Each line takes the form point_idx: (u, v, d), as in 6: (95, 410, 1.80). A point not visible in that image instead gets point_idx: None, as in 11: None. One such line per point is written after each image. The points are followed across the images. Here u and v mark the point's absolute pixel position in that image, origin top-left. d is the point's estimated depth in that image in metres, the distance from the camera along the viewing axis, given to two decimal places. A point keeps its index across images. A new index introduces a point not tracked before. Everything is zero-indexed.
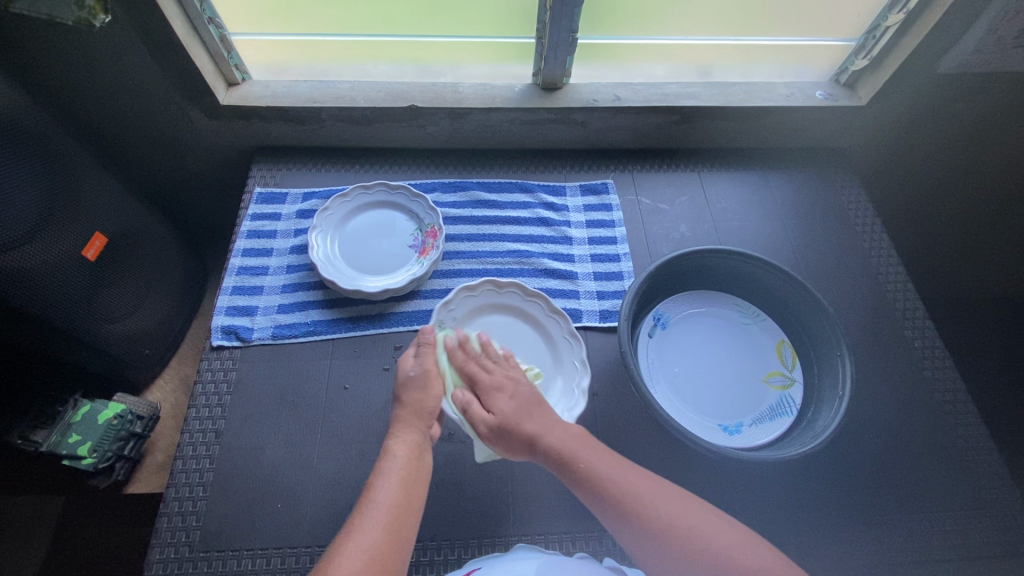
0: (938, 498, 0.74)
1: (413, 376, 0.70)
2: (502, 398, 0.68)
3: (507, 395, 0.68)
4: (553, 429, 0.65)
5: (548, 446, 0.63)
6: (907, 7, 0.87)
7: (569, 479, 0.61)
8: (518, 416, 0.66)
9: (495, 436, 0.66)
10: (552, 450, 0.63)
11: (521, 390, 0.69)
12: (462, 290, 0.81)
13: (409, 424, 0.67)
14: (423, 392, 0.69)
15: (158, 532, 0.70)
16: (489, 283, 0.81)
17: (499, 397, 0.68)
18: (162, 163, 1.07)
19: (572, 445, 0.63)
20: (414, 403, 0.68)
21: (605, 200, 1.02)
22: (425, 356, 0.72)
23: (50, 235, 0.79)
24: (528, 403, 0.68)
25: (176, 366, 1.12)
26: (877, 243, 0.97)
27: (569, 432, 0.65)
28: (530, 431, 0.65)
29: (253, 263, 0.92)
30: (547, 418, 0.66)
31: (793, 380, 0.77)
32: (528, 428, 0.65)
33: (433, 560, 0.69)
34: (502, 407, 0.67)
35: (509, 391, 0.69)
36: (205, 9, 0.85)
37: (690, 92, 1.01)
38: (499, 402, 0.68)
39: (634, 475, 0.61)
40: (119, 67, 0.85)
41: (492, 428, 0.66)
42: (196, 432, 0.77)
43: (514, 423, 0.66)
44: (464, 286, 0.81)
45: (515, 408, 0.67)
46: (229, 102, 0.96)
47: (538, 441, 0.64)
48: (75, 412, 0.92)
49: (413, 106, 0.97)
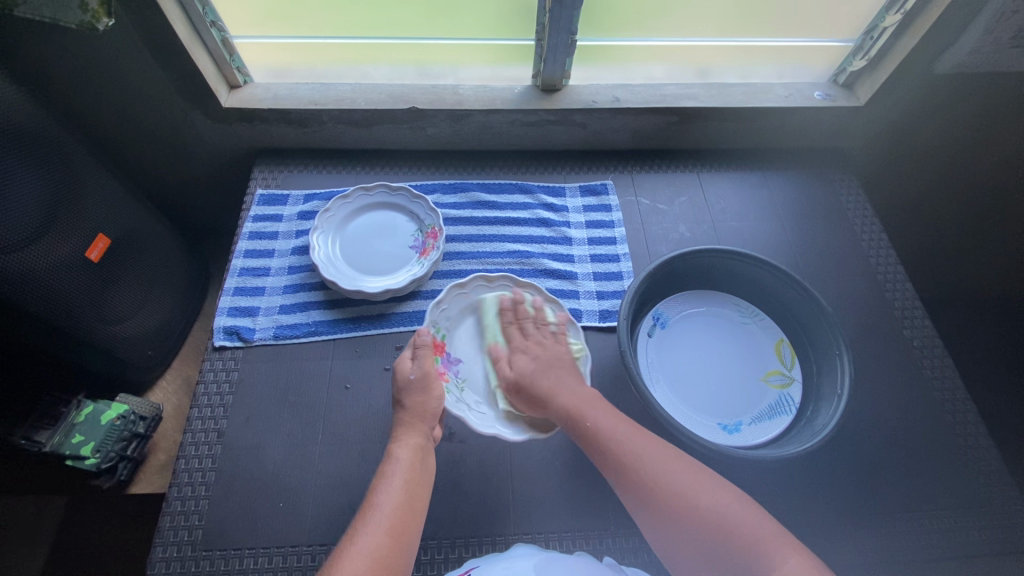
0: (938, 496, 0.75)
1: (413, 380, 0.70)
2: (525, 358, 0.74)
3: (530, 356, 0.75)
4: (567, 389, 0.69)
5: (559, 405, 0.68)
6: (904, 8, 0.87)
7: (579, 437, 0.65)
8: (533, 375, 0.72)
9: (513, 391, 0.73)
10: (563, 409, 0.67)
11: (547, 354, 0.74)
12: (453, 289, 0.80)
13: (412, 427, 0.67)
14: (424, 395, 0.69)
15: (161, 531, 0.70)
16: (478, 278, 0.82)
17: (523, 357, 0.75)
18: (164, 166, 1.07)
19: (584, 407, 0.67)
20: (417, 406, 0.69)
21: (605, 201, 1.03)
22: (423, 358, 0.72)
23: (53, 237, 0.79)
24: (550, 364, 0.73)
25: (178, 366, 1.13)
26: (877, 243, 0.98)
27: (584, 394, 0.69)
28: (544, 389, 0.70)
29: (255, 264, 0.92)
30: (564, 379, 0.71)
31: (791, 379, 0.77)
32: (541, 387, 0.70)
33: (434, 559, 0.69)
34: (521, 365, 0.74)
35: (533, 353, 0.75)
36: (207, 13, 0.86)
37: (688, 93, 1.01)
38: (522, 361, 0.74)
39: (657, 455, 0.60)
40: (123, 69, 0.86)
41: (513, 383, 0.73)
42: (199, 432, 0.77)
43: (530, 380, 0.71)
44: (455, 283, 0.81)
45: (534, 368, 0.73)
46: (231, 104, 0.96)
47: (550, 399, 0.69)
48: (78, 413, 0.93)
49: (413, 109, 0.98)
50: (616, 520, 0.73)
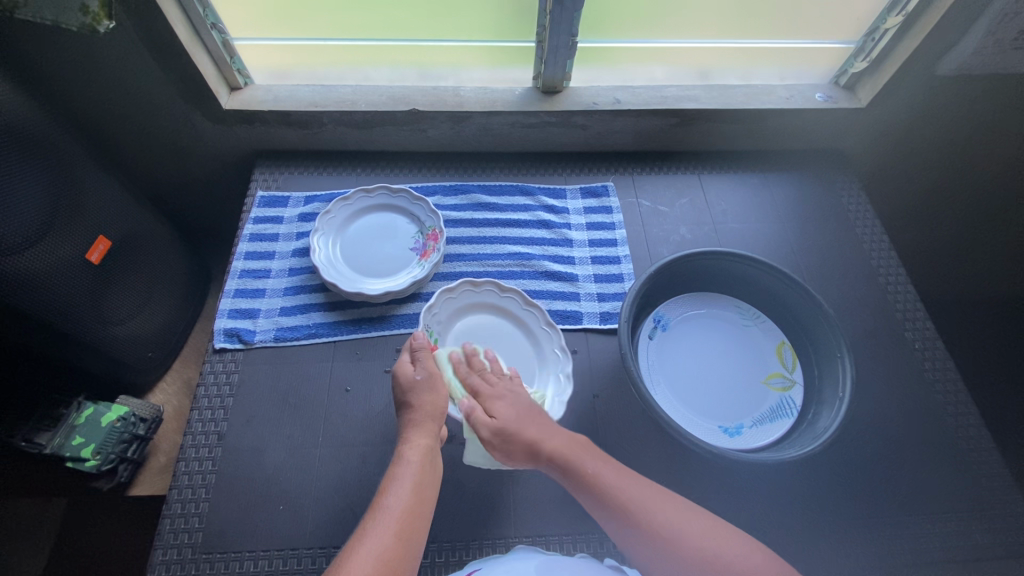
0: (939, 500, 0.74)
1: (419, 380, 0.70)
2: (502, 405, 0.68)
3: (507, 402, 0.69)
4: (553, 435, 0.66)
5: (550, 450, 0.65)
6: (906, 9, 0.87)
7: (575, 485, 0.63)
8: (519, 421, 0.67)
9: (495, 440, 0.66)
10: (554, 454, 0.64)
11: (521, 400, 0.70)
12: (443, 292, 0.81)
13: (423, 427, 0.67)
14: (432, 394, 0.69)
15: (160, 534, 0.70)
16: (466, 282, 0.82)
17: (500, 405, 0.69)
18: (164, 167, 1.07)
19: (574, 452, 0.65)
20: (426, 405, 0.68)
21: (606, 202, 1.02)
22: (425, 360, 0.72)
23: (54, 239, 0.79)
24: (527, 411, 0.68)
25: (179, 368, 1.13)
26: (879, 245, 0.97)
27: (569, 438, 0.66)
28: (532, 436, 0.65)
29: (255, 266, 0.92)
30: (545, 424, 0.68)
31: (793, 382, 0.77)
32: (531, 432, 0.66)
33: (434, 562, 0.69)
34: (504, 412, 0.68)
35: (508, 399, 0.69)
36: (207, 15, 0.86)
37: (690, 95, 1.01)
38: (501, 408, 0.68)
39: (657, 499, 0.60)
40: (125, 71, 0.86)
41: (494, 433, 0.66)
42: (199, 434, 0.77)
43: (517, 428, 0.66)
44: (444, 288, 0.81)
45: (515, 415, 0.67)
46: (231, 106, 0.96)
47: (540, 445, 0.65)
48: (78, 414, 0.93)
49: (414, 110, 0.98)
50: None
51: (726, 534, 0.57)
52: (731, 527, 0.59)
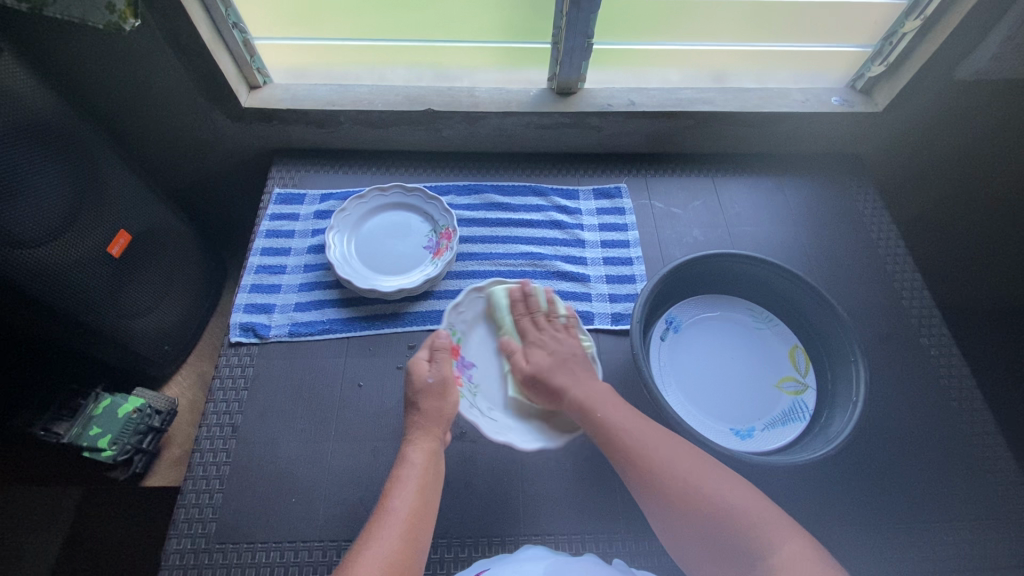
0: (952, 509, 0.74)
1: (431, 384, 0.69)
2: (541, 353, 0.74)
3: (546, 350, 0.74)
4: (582, 385, 0.70)
5: (573, 399, 0.68)
6: (924, 13, 0.87)
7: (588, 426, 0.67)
8: (550, 369, 0.72)
9: (528, 384, 0.72)
10: (577, 403, 0.68)
11: (562, 349, 0.74)
12: (471, 292, 0.79)
13: (426, 431, 0.67)
14: (441, 400, 0.69)
15: (175, 523, 0.71)
16: (496, 282, 0.81)
17: (538, 352, 0.74)
18: (182, 164, 1.09)
19: (599, 403, 0.67)
20: (433, 411, 0.68)
21: (618, 204, 1.03)
22: (442, 362, 0.71)
23: (77, 232, 0.81)
24: (563, 358, 0.73)
25: (193, 362, 1.14)
26: (893, 250, 0.97)
27: (598, 391, 0.69)
28: (559, 383, 0.70)
29: (272, 262, 0.94)
30: (576, 374, 0.71)
31: (806, 386, 0.77)
32: (559, 380, 0.70)
33: (444, 558, 0.69)
34: (537, 360, 0.73)
35: (549, 348, 0.74)
36: (229, 15, 0.88)
37: (704, 97, 1.01)
38: (537, 355, 0.74)
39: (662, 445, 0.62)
40: (148, 69, 0.88)
41: (528, 377, 0.72)
42: (214, 426, 0.79)
43: (547, 373, 0.71)
44: (473, 287, 0.79)
45: (549, 362, 0.72)
46: (250, 104, 0.98)
47: (563, 393, 0.69)
48: (96, 406, 0.94)
49: (430, 111, 0.99)
50: (625, 524, 0.72)
51: (724, 480, 0.58)
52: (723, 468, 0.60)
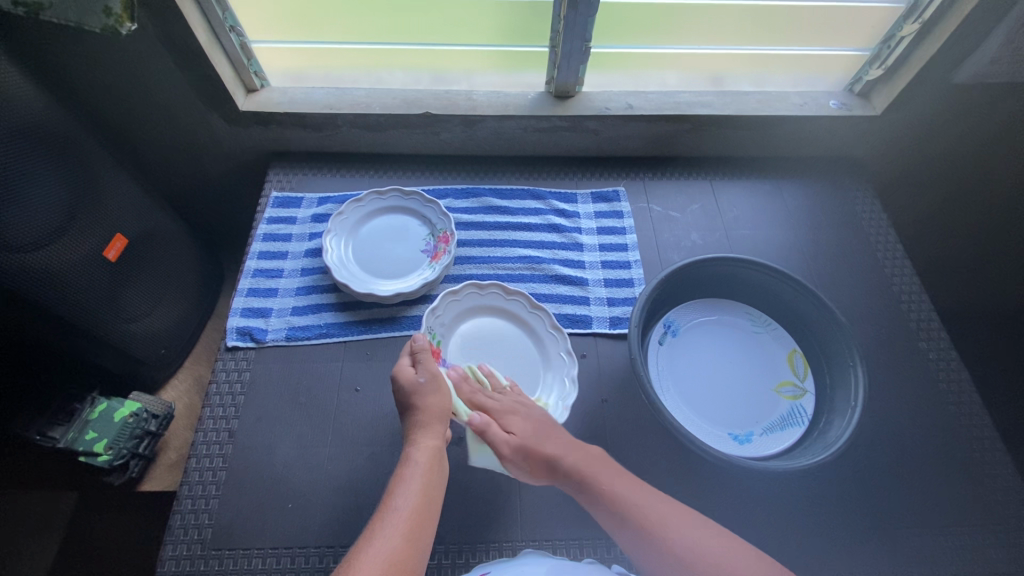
0: (951, 513, 0.73)
1: (423, 383, 0.70)
2: (519, 421, 0.70)
3: (522, 418, 0.71)
4: (573, 450, 0.68)
5: (569, 467, 0.66)
6: (923, 17, 0.87)
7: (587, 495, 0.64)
8: (535, 437, 0.69)
9: (516, 456, 0.68)
10: (574, 471, 0.66)
11: (535, 414, 0.72)
12: (445, 296, 0.82)
13: (429, 427, 0.67)
14: (438, 395, 0.69)
15: (171, 529, 0.71)
16: (469, 286, 0.84)
17: (515, 420, 0.71)
18: (180, 167, 1.09)
19: (591, 464, 0.66)
20: (433, 407, 0.68)
21: (616, 207, 1.03)
22: (426, 363, 0.71)
23: (73, 237, 0.81)
24: (541, 425, 0.70)
25: (190, 365, 1.14)
26: (892, 254, 0.97)
27: (590, 453, 0.68)
28: (551, 452, 0.67)
29: (269, 266, 0.93)
30: (561, 438, 0.69)
31: (804, 391, 0.76)
32: (550, 448, 0.68)
33: (441, 564, 0.69)
34: (519, 429, 0.70)
35: (523, 415, 0.71)
36: (226, 18, 0.87)
37: (702, 101, 1.01)
38: (517, 424, 0.70)
39: (634, 490, 0.63)
40: (145, 72, 0.88)
41: (514, 449, 0.68)
42: (211, 431, 0.78)
43: (535, 442, 0.68)
44: (448, 290, 0.82)
45: (531, 429, 0.70)
46: (247, 108, 0.98)
47: (557, 461, 0.67)
48: (92, 410, 0.94)
49: (428, 114, 0.99)
50: None
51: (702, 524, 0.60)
52: (695, 513, 0.61)
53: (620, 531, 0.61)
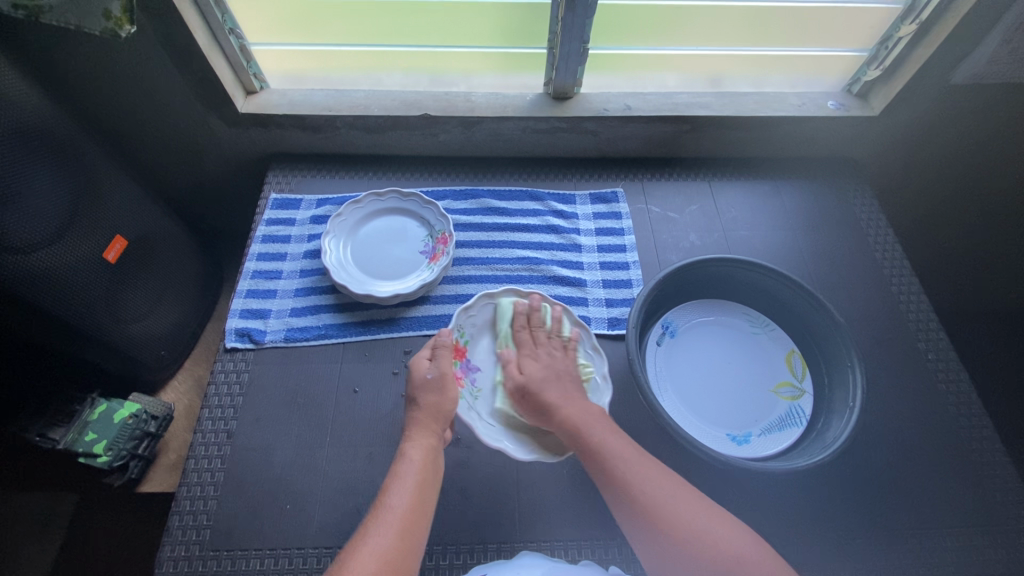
0: (950, 514, 0.73)
1: (429, 380, 0.70)
2: (536, 365, 0.74)
3: (542, 363, 0.74)
4: (573, 404, 0.69)
5: (562, 416, 0.68)
6: (921, 18, 0.87)
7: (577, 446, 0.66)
8: (543, 382, 0.71)
9: (518, 393, 0.72)
10: (567, 421, 0.67)
11: (558, 367, 0.74)
12: (483, 297, 0.80)
13: (426, 427, 0.67)
14: (440, 395, 0.70)
15: (169, 530, 0.71)
16: (511, 293, 0.81)
17: (533, 363, 0.74)
18: (179, 168, 1.09)
19: (586, 421, 0.67)
20: (432, 405, 0.69)
21: (614, 208, 1.03)
22: (441, 358, 0.72)
23: (72, 239, 0.81)
24: (557, 376, 0.73)
25: (190, 367, 1.14)
26: (890, 255, 0.96)
27: (589, 409, 0.69)
28: (550, 399, 0.70)
29: (268, 267, 0.94)
30: (568, 392, 0.71)
31: (802, 392, 0.76)
32: (550, 395, 0.70)
33: (439, 565, 0.69)
34: (531, 371, 0.73)
35: (544, 362, 0.74)
36: (225, 21, 0.88)
37: (700, 102, 1.01)
38: (534, 367, 0.73)
39: (625, 452, 0.64)
40: (144, 75, 0.88)
41: (518, 386, 0.72)
42: (209, 432, 0.78)
43: (539, 387, 0.71)
44: (485, 293, 0.81)
45: (542, 376, 0.72)
46: (247, 109, 0.98)
47: (552, 409, 0.69)
48: (92, 411, 0.93)
49: (426, 115, 0.99)
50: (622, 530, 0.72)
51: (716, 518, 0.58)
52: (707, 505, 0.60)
53: (616, 501, 0.61)
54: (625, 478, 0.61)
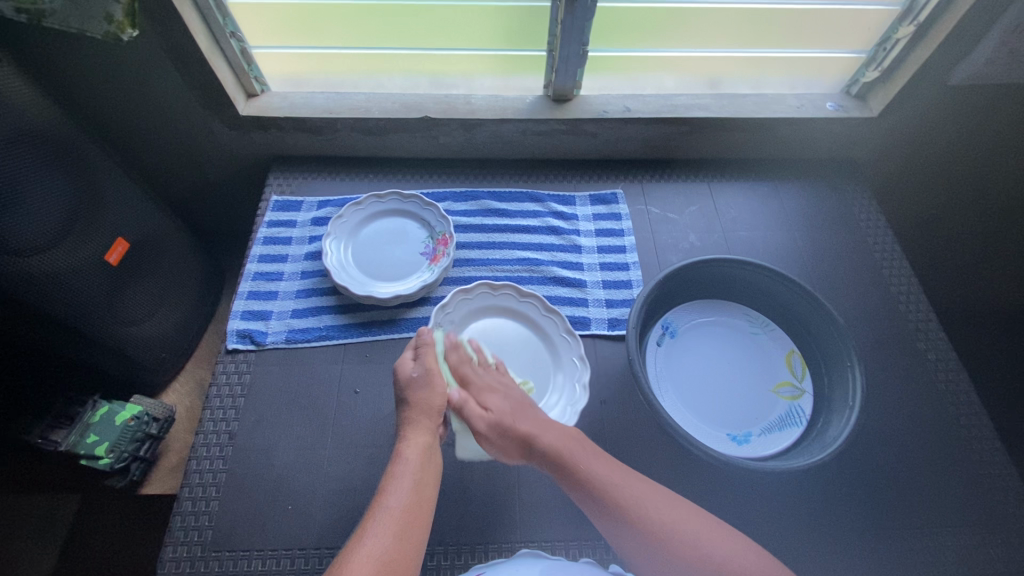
0: (950, 514, 0.73)
1: (416, 377, 0.71)
2: (496, 399, 0.72)
3: (499, 395, 0.72)
4: (550, 431, 0.68)
5: (544, 447, 0.66)
6: (917, 20, 0.88)
7: (567, 477, 0.64)
8: (511, 415, 0.70)
9: (490, 434, 0.69)
10: (551, 449, 0.66)
11: (513, 394, 0.73)
12: (457, 294, 0.83)
13: (419, 424, 0.67)
14: (429, 391, 0.70)
15: (171, 531, 0.71)
16: (483, 286, 0.84)
17: (492, 398, 0.72)
18: (180, 171, 1.09)
19: (569, 447, 0.66)
20: (422, 402, 0.69)
21: (614, 209, 1.03)
22: (425, 356, 0.72)
23: (73, 241, 0.81)
24: (520, 405, 0.71)
25: (191, 369, 1.14)
26: (890, 255, 0.97)
27: (565, 432, 0.68)
28: (526, 429, 0.68)
29: (269, 269, 0.94)
30: (537, 418, 0.70)
31: (802, 391, 0.77)
32: (525, 426, 0.68)
33: (439, 565, 0.69)
34: (495, 407, 0.71)
35: (502, 393, 0.73)
36: (227, 24, 0.88)
37: (699, 104, 1.02)
38: (494, 402, 0.71)
39: (608, 470, 0.64)
40: (145, 79, 0.89)
41: (489, 426, 0.69)
42: (210, 433, 0.78)
43: (511, 421, 0.69)
44: (460, 289, 0.83)
45: (506, 408, 0.70)
46: (248, 112, 0.99)
47: (533, 441, 0.67)
48: (94, 413, 0.94)
49: (426, 118, 1.00)
50: None
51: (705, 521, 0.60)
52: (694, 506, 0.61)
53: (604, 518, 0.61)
54: (612, 492, 0.62)
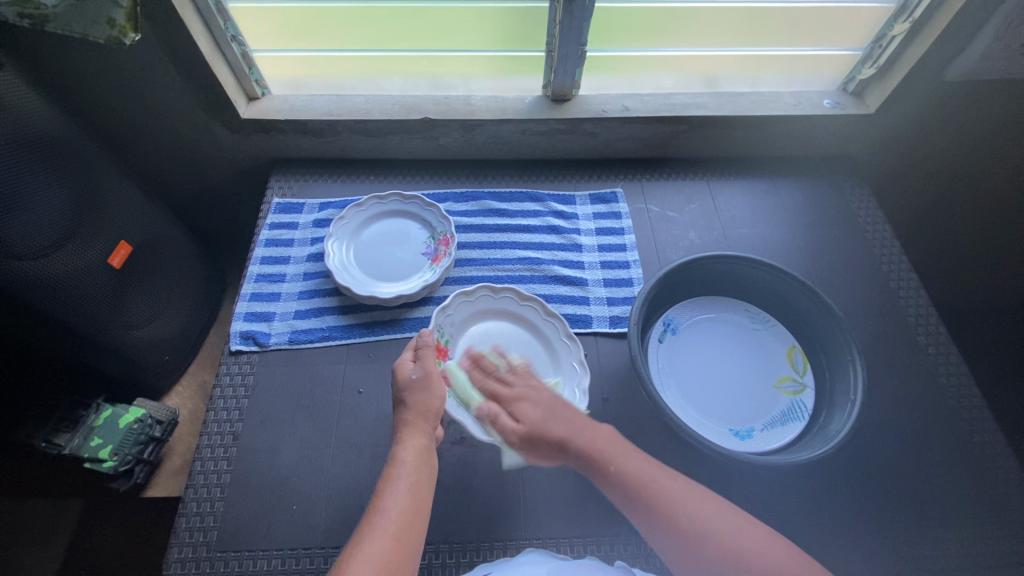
0: (953, 506, 0.74)
1: (415, 379, 0.71)
2: (528, 407, 0.71)
3: (531, 402, 0.71)
4: (584, 432, 0.67)
5: (579, 449, 0.65)
6: (912, 16, 0.88)
7: (603, 479, 0.63)
8: (543, 422, 0.69)
9: (525, 444, 0.69)
10: (585, 453, 0.65)
11: (545, 397, 0.72)
12: (459, 296, 0.83)
13: (416, 427, 0.67)
14: (427, 394, 0.70)
15: (177, 531, 0.71)
16: (484, 288, 0.84)
17: (524, 405, 0.71)
18: (181, 174, 1.10)
19: (602, 446, 0.65)
20: (419, 405, 0.69)
21: (614, 208, 1.04)
22: (425, 358, 0.72)
23: (77, 244, 0.82)
24: (551, 408, 0.70)
25: (194, 372, 1.15)
26: (887, 249, 0.97)
27: (598, 432, 0.67)
28: (560, 435, 0.67)
29: (271, 270, 0.94)
30: (571, 419, 0.68)
31: (804, 386, 0.77)
32: (558, 431, 0.67)
33: (445, 563, 0.69)
34: (527, 415, 0.70)
35: (535, 400, 0.72)
36: (227, 27, 0.89)
37: (697, 102, 1.02)
38: (525, 410, 0.70)
39: (642, 467, 0.62)
40: (145, 84, 0.89)
41: (524, 436, 0.69)
42: (215, 434, 0.79)
43: (545, 427, 0.68)
44: (461, 291, 0.83)
45: (539, 415, 0.69)
46: (249, 115, 0.99)
47: (568, 444, 0.66)
48: (97, 417, 0.94)
49: (426, 119, 1.00)
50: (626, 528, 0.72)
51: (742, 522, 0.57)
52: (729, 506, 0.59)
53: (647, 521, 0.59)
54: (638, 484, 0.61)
